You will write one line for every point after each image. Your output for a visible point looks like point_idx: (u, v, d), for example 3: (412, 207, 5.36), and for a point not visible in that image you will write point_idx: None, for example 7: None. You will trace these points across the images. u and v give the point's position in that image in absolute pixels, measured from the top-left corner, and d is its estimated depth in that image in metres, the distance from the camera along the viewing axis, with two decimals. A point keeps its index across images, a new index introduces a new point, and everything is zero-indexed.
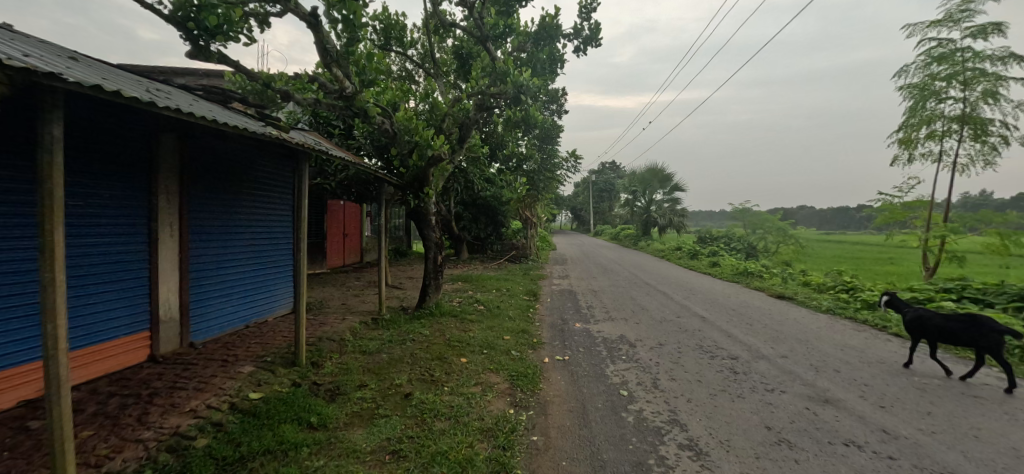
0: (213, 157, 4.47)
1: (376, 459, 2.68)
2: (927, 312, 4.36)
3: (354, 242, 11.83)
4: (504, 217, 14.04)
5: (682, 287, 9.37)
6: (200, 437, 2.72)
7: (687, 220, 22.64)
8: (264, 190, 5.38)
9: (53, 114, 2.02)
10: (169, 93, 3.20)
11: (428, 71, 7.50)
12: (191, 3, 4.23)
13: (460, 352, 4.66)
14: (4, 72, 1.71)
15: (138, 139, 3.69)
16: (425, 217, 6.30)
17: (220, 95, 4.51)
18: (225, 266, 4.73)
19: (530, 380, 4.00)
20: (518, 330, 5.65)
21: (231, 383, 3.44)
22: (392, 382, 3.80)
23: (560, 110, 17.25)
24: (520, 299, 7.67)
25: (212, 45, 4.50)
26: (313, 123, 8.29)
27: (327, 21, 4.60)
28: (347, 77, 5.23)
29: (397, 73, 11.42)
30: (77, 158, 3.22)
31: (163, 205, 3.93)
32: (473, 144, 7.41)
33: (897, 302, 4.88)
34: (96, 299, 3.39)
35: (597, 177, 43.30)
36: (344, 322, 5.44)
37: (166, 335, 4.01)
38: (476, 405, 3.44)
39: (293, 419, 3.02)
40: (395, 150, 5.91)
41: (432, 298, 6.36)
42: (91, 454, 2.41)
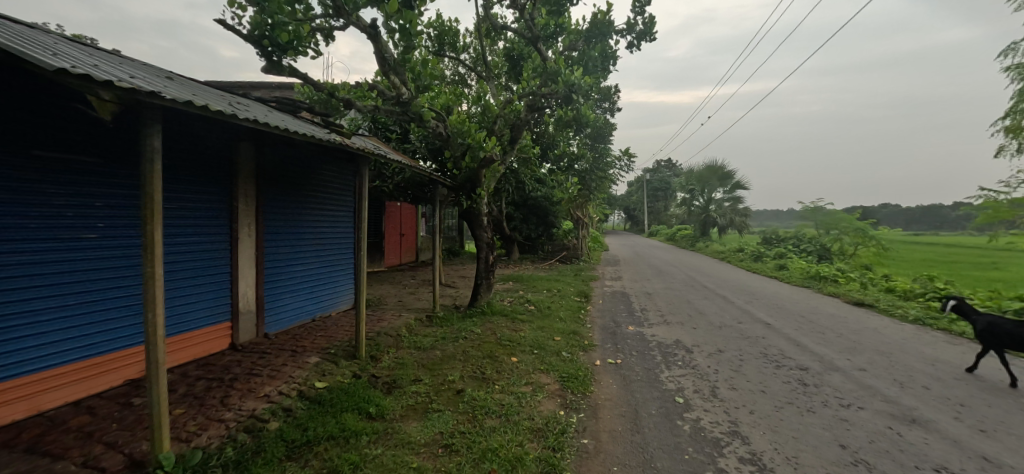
0: (284, 162, 4.83)
1: (430, 451, 2.77)
2: (999, 319, 4.00)
3: (410, 242, 12.30)
4: (556, 217, 13.98)
5: (745, 291, 8.84)
6: (272, 420, 2.96)
7: (750, 219, 21.34)
8: (328, 193, 5.74)
9: (152, 127, 2.28)
10: (247, 106, 3.51)
11: (480, 75, 7.64)
12: (266, 22, 4.60)
13: (511, 352, 4.70)
14: (114, 92, 1.96)
15: (221, 148, 4.08)
16: (477, 218, 6.41)
17: (290, 105, 4.87)
18: (294, 263, 5.09)
19: (581, 382, 3.95)
20: (569, 331, 5.59)
21: (299, 372, 3.70)
22: (445, 378, 3.91)
23: (613, 108, 16.90)
24: (571, 300, 7.60)
25: (284, 59, 4.88)
26: (372, 129, 8.74)
27: (386, 31, 4.83)
28: (404, 84, 5.45)
29: (450, 77, 11.77)
30: (172, 166, 3.61)
31: (242, 207, 4.31)
32: (524, 145, 7.45)
33: (964, 309, 4.41)
34: (186, 291, 3.78)
35: (651, 176, 41.91)
36: (400, 318, 5.67)
37: (244, 326, 4.39)
38: (526, 404, 3.46)
39: (353, 408, 3.20)
40: (449, 153, 6.02)
41: (484, 297, 6.46)
42: (182, 430, 2.70)
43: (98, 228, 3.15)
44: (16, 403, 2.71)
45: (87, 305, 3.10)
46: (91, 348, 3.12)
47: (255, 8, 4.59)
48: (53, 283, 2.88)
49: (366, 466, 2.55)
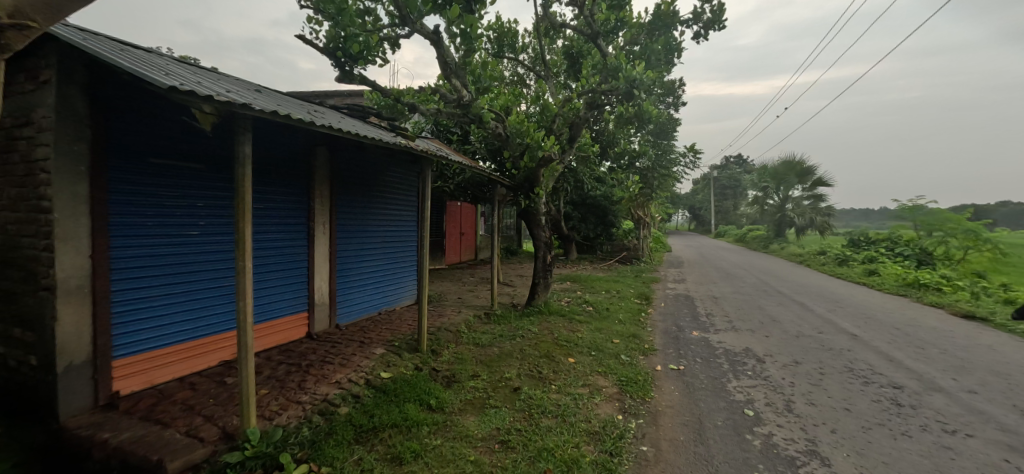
0: (355, 165, 5.15)
1: (487, 446, 2.83)
2: None
3: (469, 240, 12.61)
4: (615, 216, 13.68)
5: (826, 298, 8.08)
6: (343, 405, 3.18)
7: (834, 219, 19.41)
8: (394, 193, 6.03)
9: (244, 136, 2.53)
10: (324, 114, 3.79)
11: (538, 74, 7.65)
12: (340, 35, 4.94)
13: (568, 352, 4.66)
14: (214, 106, 2.20)
15: (301, 152, 4.44)
16: (535, 218, 6.42)
17: (360, 111, 5.19)
18: (363, 259, 5.41)
19: (640, 386, 3.83)
20: (628, 334, 5.43)
21: (367, 362, 3.94)
22: (502, 375, 3.97)
23: (677, 102, 16.17)
24: (631, 302, 7.38)
25: (355, 69, 5.20)
26: (435, 132, 9.09)
27: (448, 36, 4.98)
28: (464, 87, 5.63)
29: (509, 78, 11.90)
30: (259, 170, 3.99)
31: (318, 207, 4.65)
32: (583, 143, 7.35)
33: None
34: (270, 283, 4.16)
35: (720, 173, 39.54)
36: (460, 314, 5.84)
37: (320, 317, 4.75)
38: (583, 406, 3.42)
39: (415, 399, 3.35)
40: (508, 153, 6.09)
41: (541, 297, 6.46)
42: (266, 409, 2.98)
43: (199, 226, 3.56)
44: (135, 376, 3.13)
45: (190, 294, 3.50)
46: (193, 331, 3.53)
47: (330, 22, 4.94)
48: (165, 274, 3.31)
49: (427, 456, 2.66)
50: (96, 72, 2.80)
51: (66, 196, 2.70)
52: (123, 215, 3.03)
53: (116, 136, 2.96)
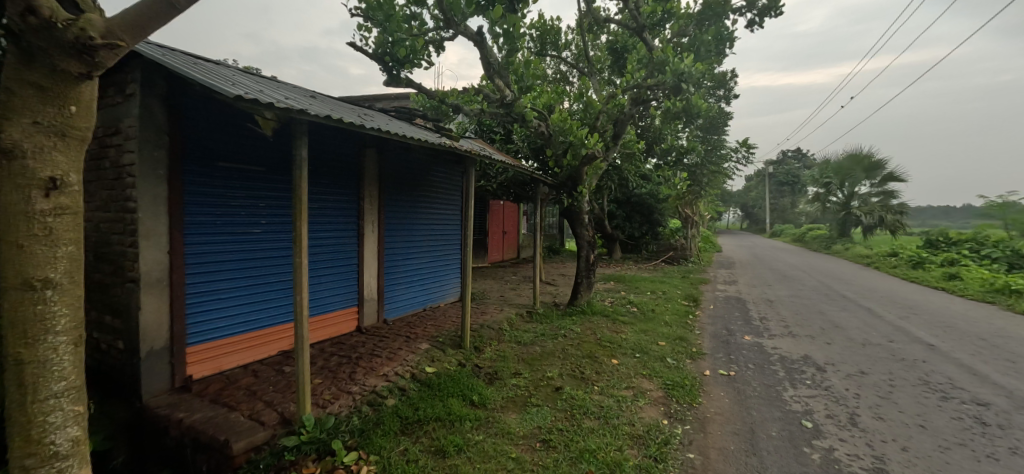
0: (401, 165, 5.31)
1: (528, 444, 2.84)
2: None
3: (512, 239, 12.68)
4: (661, 214, 13.28)
5: (898, 304, 7.42)
6: (390, 397, 3.30)
7: (908, 217, 17.76)
8: (439, 192, 6.16)
9: (300, 139, 2.69)
10: (372, 117, 3.94)
11: (581, 71, 7.55)
12: (388, 40, 5.11)
13: (611, 353, 4.59)
14: (274, 112, 2.34)
15: (352, 154, 4.64)
16: (578, 216, 6.36)
17: (407, 113, 5.35)
18: (409, 257, 5.58)
19: (687, 391, 3.69)
20: (675, 336, 5.26)
21: (412, 356, 4.06)
22: (544, 374, 3.97)
23: (729, 95, 15.39)
24: (677, 304, 7.13)
25: (401, 72, 5.36)
26: (478, 131, 9.20)
27: (491, 37, 5.03)
28: (507, 86, 5.67)
29: (551, 76, 11.83)
30: (314, 171, 4.21)
31: (367, 206, 4.84)
32: (628, 140, 7.18)
33: None
34: (323, 279, 4.38)
35: (776, 168, 37.28)
36: (502, 312, 5.88)
37: (368, 311, 4.95)
38: (627, 409, 3.35)
39: (458, 394, 3.42)
40: (551, 152, 6.06)
41: (584, 296, 6.38)
42: (320, 397, 3.14)
43: (261, 224, 3.81)
44: (205, 362, 3.41)
45: (253, 288, 3.76)
46: (255, 323, 3.78)
47: (379, 29, 5.12)
48: (231, 269, 3.57)
49: (469, 450, 2.72)
50: (173, 84, 3.06)
51: (148, 197, 2.97)
52: (196, 214, 3.30)
53: (190, 142, 3.23)
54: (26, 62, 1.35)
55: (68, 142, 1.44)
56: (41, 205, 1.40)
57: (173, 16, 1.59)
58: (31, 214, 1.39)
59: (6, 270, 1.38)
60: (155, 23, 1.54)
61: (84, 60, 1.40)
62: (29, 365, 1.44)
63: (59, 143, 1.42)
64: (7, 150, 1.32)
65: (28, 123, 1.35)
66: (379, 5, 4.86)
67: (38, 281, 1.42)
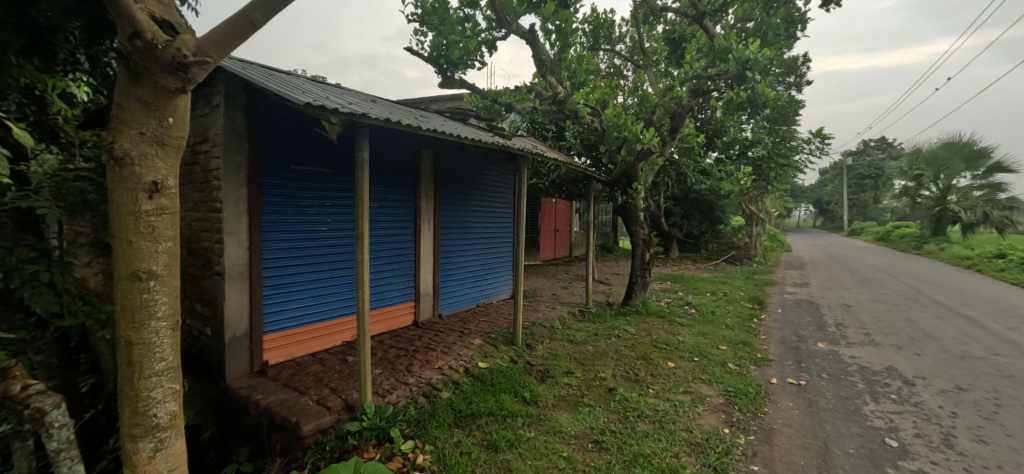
0: (455, 165, 5.44)
1: (580, 444, 2.82)
2: None
3: (564, 237, 12.58)
4: (722, 212, 12.61)
5: (1007, 313, 6.51)
6: (444, 390, 3.40)
7: (1021, 213, 15.51)
8: (492, 191, 6.24)
9: (362, 142, 2.83)
10: (428, 118, 4.06)
11: (636, 64, 7.31)
12: (442, 43, 5.22)
13: (667, 356, 4.42)
14: (338, 117, 2.48)
15: (410, 154, 4.82)
16: (633, 214, 6.18)
17: (461, 114, 5.46)
18: (463, 254, 5.71)
19: (751, 400, 3.48)
20: (737, 341, 4.96)
21: (466, 351, 4.15)
22: (596, 374, 3.91)
23: (800, 81, 14.22)
24: (741, 306, 6.73)
25: (456, 74, 5.46)
26: (530, 129, 9.21)
27: (544, 34, 5.01)
28: (560, 83, 5.63)
29: (606, 71, 11.57)
30: (374, 171, 4.43)
31: (424, 204, 5.00)
32: (687, 134, 6.87)
33: None
34: (382, 274, 4.59)
35: (856, 160, 34.00)
36: (554, 311, 5.86)
37: (424, 306, 5.13)
38: (684, 415, 3.21)
39: (510, 391, 3.46)
40: (604, 148, 5.94)
41: (639, 296, 6.20)
42: (379, 387, 3.31)
43: (328, 222, 4.05)
44: (279, 349, 3.70)
45: (320, 282, 4.02)
46: (322, 314, 4.04)
47: (434, 33, 5.27)
48: (301, 264, 3.84)
49: (521, 447, 2.75)
50: (252, 95, 3.34)
51: (231, 198, 3.28)
52: (272, 213, 3.59)
53: (266, 146, 3.52)
54: (134, 80, 1.54)
55: (167, 150, 1.62)
56: (145, 206, 1.59)
57: (253, 33, 1.73)
58: (138, 214, 1.58)
59: (119, 263, 1.59)
60: (238, 39, 1.68)
61: (180, 76, 1.56)
62: (136, 347, 1.64)
63: (160, 152, 1.60)
64: (119, 158, 1.52)
65: (136, 134, 1.54)
66: (434, 9, 5.02)
67: (143, 273, 1.61)
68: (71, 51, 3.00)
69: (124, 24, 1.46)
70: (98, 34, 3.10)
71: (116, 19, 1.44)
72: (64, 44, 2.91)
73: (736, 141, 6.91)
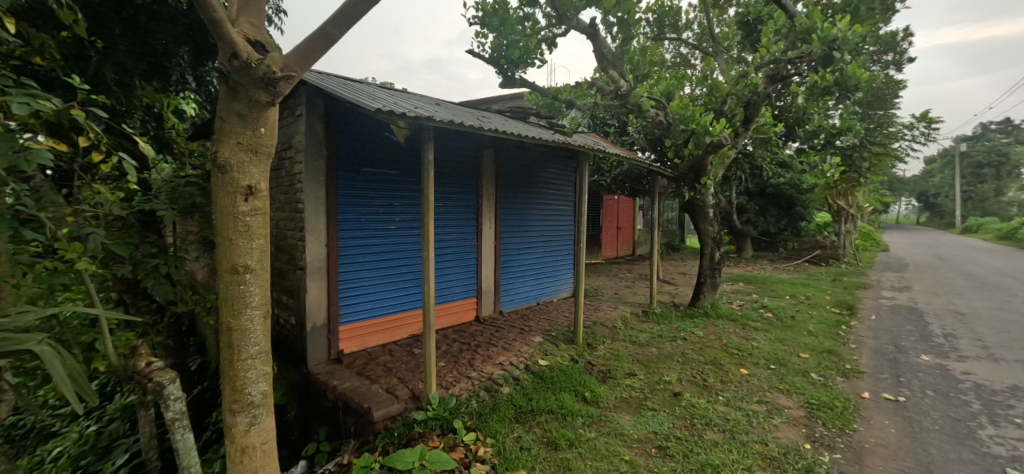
0: (516, 163, 5.48)
1: (643, 449, 2.74)
2: None
3: (627, 235, 12.20)
4: (804, 207, 11.56)
5: None
6: (505, 385, 3.45)
7: None
8: (553, 189, 6.22)
9: (427, 144, 2.94)
10: (490, 118, 4.12)
11: (705, 51, 6.90)
12: (502, 44, 5.26)
13: (740, 362, 4.15)
14: (405, 121, 2.60)
15: (472, 154, 4.94)
16: (702, 210, 5.86)
17: (521, 113, 5.49)
18: (523, 252, 5.75)
19: (838, 414, 3.17)
20: (822, 349, 4.53)
21: (527, 348, 4.18)
22: (660, 378, 3.76)
23: (900, 58, 12.61)
24: (826, 311, 6.12)
25: (516, 73, 5.49)
26: (591, 125, 9.05)
27: (605, 27, 4.88)
28: (622, 76, 5.44)
29: (671, 60, 11.03)
30: (439, 172, 4.59)
31: (485, 203, 5.10)
32: (763, 123, 6.37)
33: None
34: (446, 271, 4.75)
35: (971, 146, 29.57)
36: (616, 311, 5.71)
37: (486, 302, 5.24)
38: (758, 426, 3.00)
39: (571, 390, 3.43)
40: (669, 142, 5.69)
41: (707, 297, 5.87)
42: (443, 379, 3.44)
43: (396, 221, 4.26)
44: (353, 339, 3.97)
45: (389, 277, 4.24)
46: (391, 308, 4.27)
47: (494, 34, 5.32)
48: (372, 260, 4.08)
49: (581, 446, 2.73)
50: (329, 103, 3.60)
51: (312, 199, 3.56)
52: (347, 213, 3.85)
53: (341, 151, 3.78)
54: (232, 96, 1.71)
55: (260, 157, 1.79)
56: (242, 207, 1.77)
57: (331, 47, 1.85)
58: (236, 215, 1.77)
59: (221, 257, 1.79)
60: (317, 54, 1.82)
61: (269, 90, 1.72)
62: (235, 332, 1.84)
63: (254, 159, 1.78)
64: (221, 166, 1.72)
65: (234, 144, 1.73)
66: (495, 10, 5.08)
67: (240, 267, 1.81)
68: (182, 73, 3.42)
69: (224, 47, 1.63)
70: (203, 57, 3.53)
71: (218, 42, 1.61)
72: (177, 67, 3.32)
73: (821, 130, 6.25)
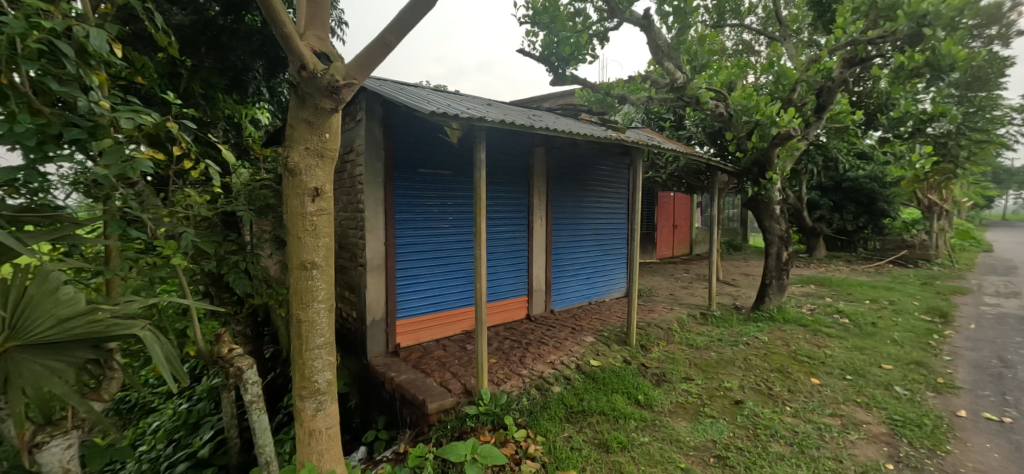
0: (567, 161, 5.43)
1: (700, 457, 2.62)
2: None
3: (683, 233, 11.70)
4: (888, 203, 10.48)
5: None
6: (556, 384, 3.44)
7: None
8: (605, 186, 6.09)
9: (479, 144, 2.98)
10: (540, 117, 4.10)
11: (771, 36, 6.44)
12: (553, 41, 5.22)
13: (810, 370, 3.86)
14: (458, 122, 2.65)
15: (524, 153, 4.95)
16: (767, 207, 5.49)
17: (572, 110, 5.42)
18: (575, 251, 5.69)
19: (927, 433, 2.86)
20: (908, 360, 4.10)
21: (578, 348, 4.14)
22: (720, 384, 3.58)
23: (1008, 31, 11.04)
24: (914, 319, 5.51)
25: (567, 70, 5.38)
26: (645, 120, 8.76)
27: (660, 17, 4.71)
28: (678, 68, 5.20)
29: (732, 48, 10.41)
30: (490, 171, 4.65)
31: (536, 201, 5.09)
32: (838, 111, 5.84)
33: None
34: (497, 269, 4.82)
35: None
36: (672, 312, 5.49)
37: (537, 300, 5.25)
38: (831, 441, 2.78)
39: (623, 392, 3.36)
40: (731, 135, 5.39)
41: (773, 299, 5.50)
42: (495, 376, 3.49)
43: (449, 220, 4.37)
44: (409, 334, 4.13)
45: (443, 275, 4.37)
46: (444, 304, 4.39)
47: (545, 32, 5.28)
48: (427, 259, 4.22)
49: (633, 451, 2.66)
50: (386, 107, 3.76)
51: (371, 199, 3.74)
52: (403, 212, 4.01)
53: (398, 153, 3.94)
54: (301, 104, 1.83)
55: (325, 161, 1.91)
56: (310, 208, 1.90)
57: (388, 54, 1.93)
58: (304, 215, 1.90)
59: (292, 255, 1.93)
60: (376, 61, 1.90)
61: (333, 98, 1.83)
62: (304, 324, 1.98)
63: (320, 163, 1.90)
64: (292, 170, 1.85)
65: (303, 149, 1.86)
66: (545, 8, 5.06)
67: (308, 263, 1.94)
68: (258, 85, 3.72)
69: (294, 59, 1.74)
70: (275, 69, 3.81)
71: (289, 55, 1.73)
72: (253, 80, 3.61)
73: (909, 116, 5.63)
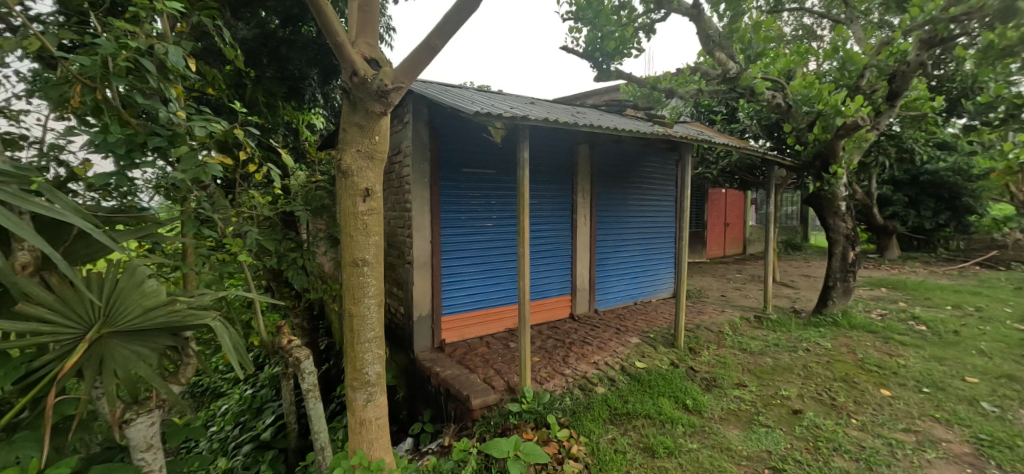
0: (612, 158, 5.32)
1: (754, 468, 2.50)
2: None
3: (736, 232, 11.14)
4: (974, 198, 9.45)
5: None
6: (600, 385, 3.38)
7: None
8: (652, 183, 5.92)
9: (523, 142, 2.98)
10: (584, 113, 4.04)
11: (836, 19, 5.97)
12: (597, 36, 5.14)
13: (880, 381, 3.56)
14: (501, 121, 2.66)
15: (567, 151, 4.91)
16: (831, 203, 5.12)
17: (618, 106, 5.31)
18: (620, 249, 5.57)
19: (1021, 456, 2.55)
20: (998, 373, 3.68)
21: (622, 349, 4.05)
22: (776, 391, 3.38)
23: None
24: (1006, 327, 4.93)
25: (611, 65, 5.33)
26: (695, 114, 8.41)
27: (711, 6, 4.50)
28: (730, 58, 4.97)
29: (791, 34, 9.77)
30: (533, 169, 4.65)
31: (580, 199, 5.03)
32: (915, 97, 5.33)
33: None
34: (540, 267, 4.81)
35: None
36: (724, 314, 5.24)
37: (580, 300, 5.19)
38: (904, 459, 2.55)
39: (670, 396, 3.26)
40: (790, 127, 5.07)
41: (836, 303, 5.12)
42: (537, 374, 3.49)
43: (493, 218, 4.41)
44: (454, 330, 4.22)
45: (486, 272, 4.42)
46: (488, 302, 4.45)
47: (589, 27, 5.21)
48: (471, 257, 4.28)
49: (681, 457, 2.58)
50: (432, 109, 3.85)
51: (418, 198, 3.84)
52: (448, 211, 4.10)
53: (443, 153, 4.02)
54: (353, 108, 1.91)
55: (375, 163, 1.99)
56: (361, 207, 1.98)
57: (434, 57, 1.97)
58: (355, 215, 1.98)
59: (345, 252, 2.03)
60: (423, 64, 1.94)
61: (383, 101, 1.89)
62: (355, 318, 2.07)
63: (369, 164, 1.98)
64: (345, 171, 1.94)
65: (355, 151, 1.94)
66: (589, 3, 4.97)
67: (360, 260, 2.03)
68: (313, 91, 3.93)
69: (347, 66, 1.83)
70: (329, 76, 4.00)
71: (342, 63, 1.81)
72: (309, 87, 3.81)
73: (1001, 101, 5.03)
